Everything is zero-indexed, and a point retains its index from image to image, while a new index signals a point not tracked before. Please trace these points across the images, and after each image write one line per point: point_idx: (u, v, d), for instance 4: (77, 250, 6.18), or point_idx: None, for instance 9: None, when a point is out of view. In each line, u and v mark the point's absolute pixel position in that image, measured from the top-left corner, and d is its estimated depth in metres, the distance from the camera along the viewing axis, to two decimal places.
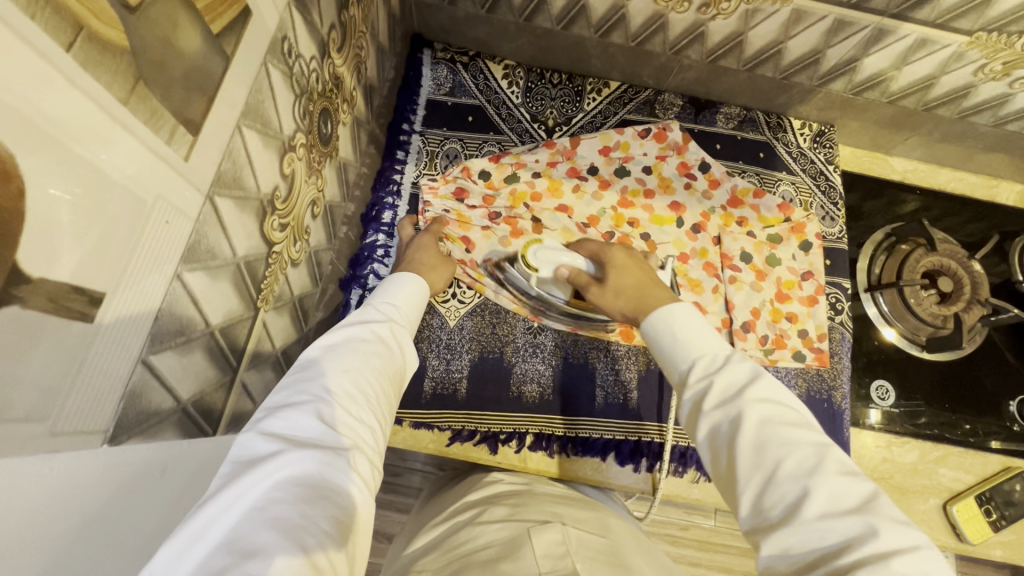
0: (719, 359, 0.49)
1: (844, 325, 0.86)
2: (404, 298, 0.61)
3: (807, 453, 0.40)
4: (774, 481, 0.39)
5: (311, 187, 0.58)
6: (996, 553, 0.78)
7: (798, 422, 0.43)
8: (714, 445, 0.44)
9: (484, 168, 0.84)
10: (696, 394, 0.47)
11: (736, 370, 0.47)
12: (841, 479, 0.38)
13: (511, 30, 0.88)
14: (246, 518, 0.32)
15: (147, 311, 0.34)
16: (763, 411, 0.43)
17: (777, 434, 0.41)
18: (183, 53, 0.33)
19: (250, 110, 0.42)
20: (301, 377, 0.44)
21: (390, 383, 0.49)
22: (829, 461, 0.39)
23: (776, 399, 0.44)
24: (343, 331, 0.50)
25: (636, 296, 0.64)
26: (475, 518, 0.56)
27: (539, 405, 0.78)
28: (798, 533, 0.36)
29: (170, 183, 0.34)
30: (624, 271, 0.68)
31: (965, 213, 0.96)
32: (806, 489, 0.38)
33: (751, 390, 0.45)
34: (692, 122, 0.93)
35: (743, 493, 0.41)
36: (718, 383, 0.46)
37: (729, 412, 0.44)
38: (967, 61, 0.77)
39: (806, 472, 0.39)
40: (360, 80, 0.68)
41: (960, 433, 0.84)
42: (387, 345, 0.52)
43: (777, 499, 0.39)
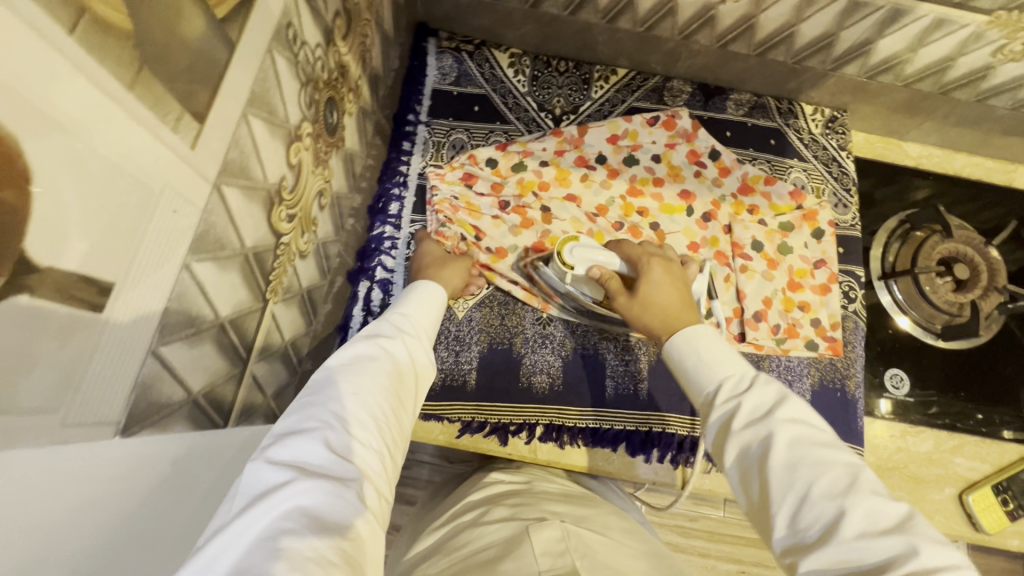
0: (746, 379, 0.48)
1: (857, 314, 0.85)
2: (418, 312, 0.61)
3: (839, 474, 0.39)
4: (808, 501, 0.39)
5: (318, 177, 0.58)
6: (1012, 543, 0.78)
7: (828, 443, 0.42)
8: (744, 466, 0.43)
9: (492, 156, 0.84)
10: (722, 416, 0.47)
11: (765, 390, 0.46)
12: (874, 499, 0.37)
13: (516, 17, 0.87)
14: (254, 548, 0.32)
15: (155, 309, 0.34)
16: (793, 431, 0.42)
17: (809, 454, 0.41)
18: (189, 39, 0.32)
19: (256, 98, 0.41)
20: (309, 401, 0.44)
21: (401, 402, 0.49)
22: (863, 482, 0.39)
23: (805, 420, 0.44)
24: (355, 350, 0.50)
25: (664, 316, 0.61)
26: (478, 518, 0.56)
27: (548, 395, 0.78)
28: (837, 553, 0.36)
29: (177, 171, 0.33)
30: (659, 287, 0.64)
31: (982, 199, 0.94)
32: (843, 508, 0.37)
33: (780, 411, 0.44)
34: (702, 110, 0.92)
35: (777, 514, 0.40)
36: (746, 403, 0.46)
37: (759, 431, 0.43)
38: (986, 41, 0.75)
39: (840, 491, 0.38)
40: (365, 69, 0.67)
41: (972, 423, 0.83)
42: (400, 363, 0.52)
43: (813, 519, 0.38)
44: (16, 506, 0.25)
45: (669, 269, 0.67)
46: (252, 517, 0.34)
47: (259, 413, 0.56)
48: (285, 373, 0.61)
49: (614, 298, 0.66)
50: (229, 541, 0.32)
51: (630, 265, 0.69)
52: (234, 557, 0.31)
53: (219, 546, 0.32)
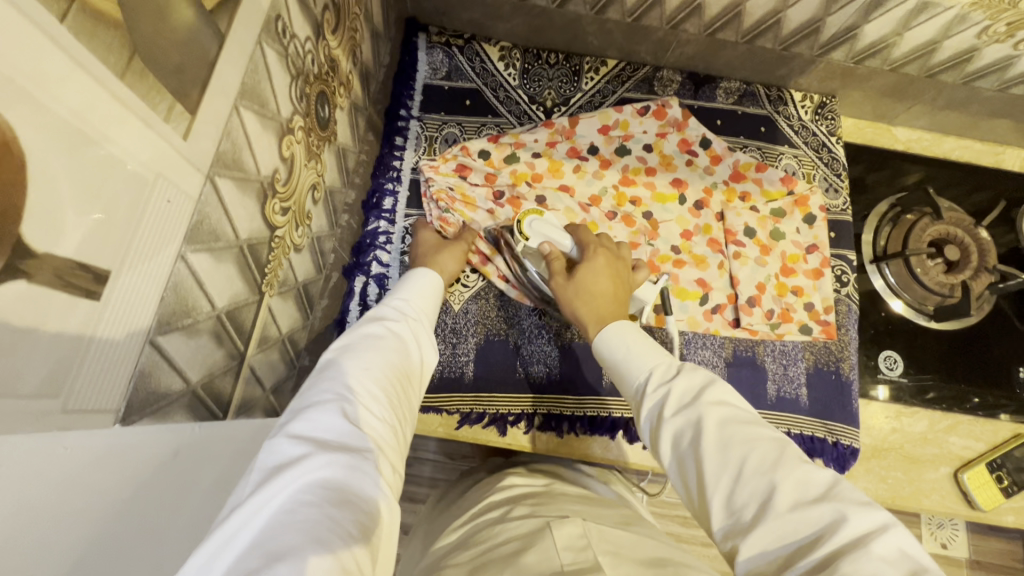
0: (673, 368, 0.50)
1: (851, 297, 0.85)
2: (417, 295, 0.62)
3: (767, 449, 0.40)
4: (741, 479, 0.40)
5: (311, 171, 0.58)
6: (1007, 519, 0.79)
7: (753, 421, 0.44)
8: (678, 454, 0.44)
9: (484, 147, 0.84)
10: (654, 404, 0.48)
11: (692, 377, 0.48)
12: (802, 469, 0.39)
13: (506, 11, 0.87)
14: (276, 520, 0.33)
15: (150, 301, 0.34)
16: (720, 413, 0.44)
17: (737, 433, 0.42)
18: (178, 29, 0.32)
19: (247, 90, 0.42)
20: (322, 379, 0.45)
21: (408, 381, 0.51)
22: (789, 456, 0.40)
23: (729, 402, 0.45)
24: (362, 332, 0.52)
25: (597, 303, 0.64)
26: (502, 516, 0.56)
27: (546, 385, 0.79)
28: (773, 530, 0.37)
29: (171, 161, 0.34)
30: (596, 274, 0.67)
31: (971, 181, 0.95)
32: (773, 482, 0.38)
33: (706, 395, 0.46)
34: (692, 99, 0.92)
35: (713, 498, 0.40)
36: (675, 390, 0.47)
37: (689, 416, 0.45)
38: (970, 23, 0.76)
39: (769, 466, 0.39)
40: (356, 64, 0.68)
41: (970, 407, 0.84)
42: (405, 345, 0.53)
43: (746, 499, 0.39)
44: (20, 491, 0.25)
45: (612, 261, 0.69)
46: (272, 491, 0.34)
47: (258, 406, 0.56)
48: (283, 367, 0.62)
49: (552, 276, 0.69)
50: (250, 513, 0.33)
51: (580, 248, 0.71)
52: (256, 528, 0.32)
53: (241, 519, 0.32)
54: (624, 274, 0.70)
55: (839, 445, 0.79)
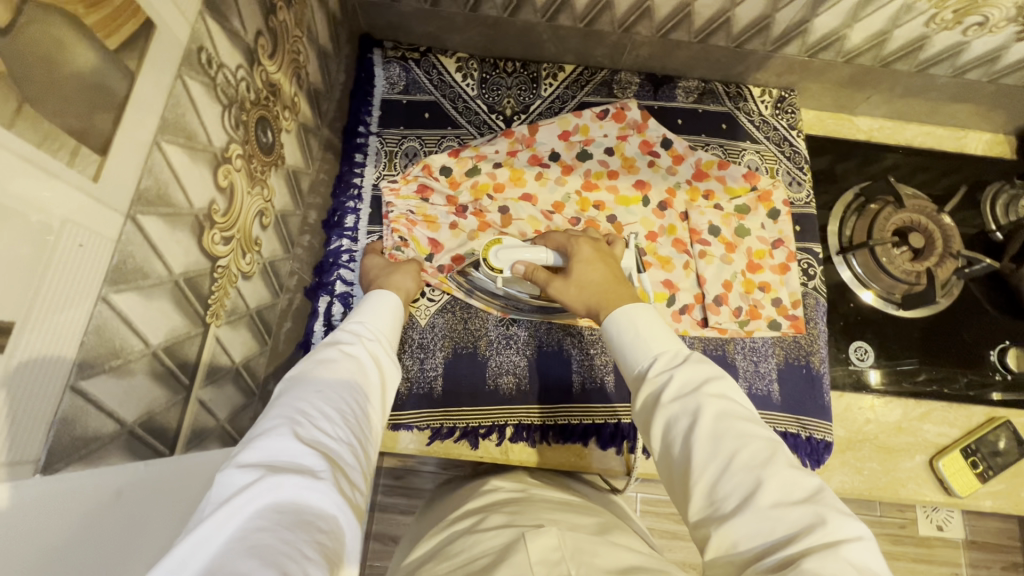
0: (680, 356, 0.49)
1: (818, 291, 0.86)
2: (375, 316, 0.62)
3: (760, 446, 0.40)
4: (728, 472, 0.40)
5: (256, 197, 0.58)
6: (985, 504, 0.79)
7: (750, 417, 0.44)
8: (668, 439, 0.44)
9: (444, 163, 0.84)
10: (653, 390, 0.47)
11: (697, 367, 0.47)
12: (791, 471, 0.39)
13: (458, 22, 0.87)
14: (226, 549, 0.32)
15: (65, 350, 0.34)
16: (720, 405, 0.43)
17: (733, 427, 0.42)
18: (75, 72, 0.32)
19: (170, 124, 0.41)
20: (275, 408, 0.44)
21: (367, 401, 0.50)
22: (781, 458, 0.40)
23: (729, 395, 0.45)
24: (316, 356, 0.51)
25: (599, 290, 0.62)
26: (472, 527, 0.56)
27: (516, 395, 0.78)
28: (750, 523, 0.37)
29: (81, 206, 0.33)
30: (588, 265, 0.66)
31: (936, 167, 0.96)
32: (759, 480, 0.38)
33: (708, 386, 0.45)
34: (651, 100, 0.92)
35: (697, 486, 0.41)
36: (677, 377, 0.46)
37: (687, 403, 0.44)
38: (917, 12, 0.76)
39: (758, 465, 0.39)
40: (302, 86, 0.67)
41: (960, 387, 0.84)
42: (363, 364, 0.53)
43: (728, 491, 0.39)
44: None
45: (597, 248, 0.70)
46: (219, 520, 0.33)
47: (213, 437, 0.56)
48: (240, 396, 0.61)
49: (549, 282, 0.68)
50: (197, 545, 0.32)
51: (561, 253, 0.71)
52: (205, 557, 0.31)
53: (186, 550, 0.31)
54: (612, 257, 0.70)
55: (812, 439, 0.79)
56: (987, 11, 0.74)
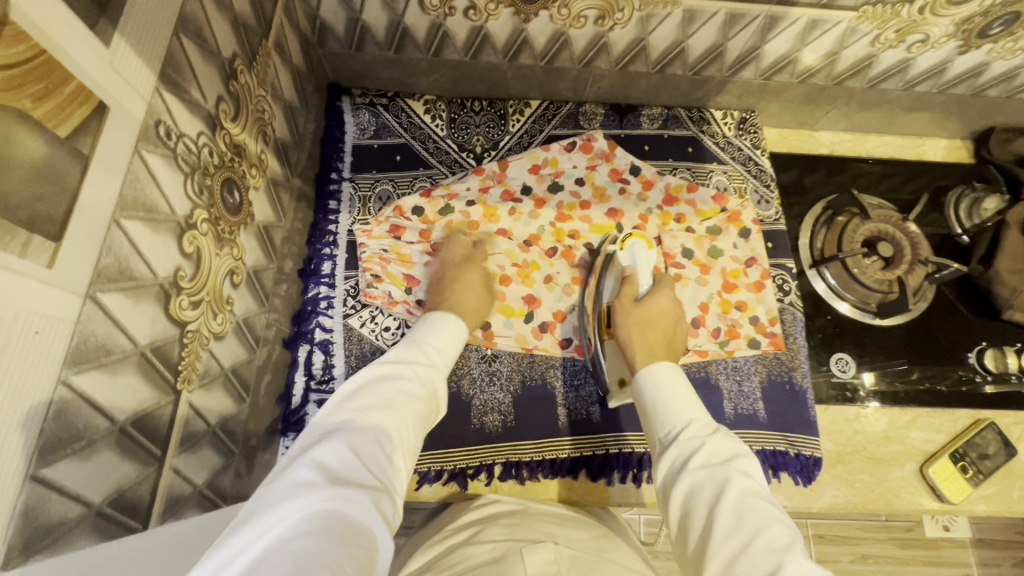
0: (710, 428, 0.54)
1: (794, 305, 0.87)
2: (444, 342, 0.65)
3: (779, 531, 0.45)
4: (748, 549, 0.44)
5: (225, 257, 0.58)
6: (979, 508, 0.78)
7: (771, 504, 0.48)
8: (691, 502, 0.49)
9: (416, 204, 0.83)
10: (684, 453, 0.52)
11: (723, 442, 0.52)
12: (806, 561, 0.42)
13: (422, 67, 0.89)
14: (273, 552, 0.34)
15: (20, 438, 0.33)
16: (743, 483, 0.48)
17: (756, 507, 0.46)
18: (23, 165, 0.33)
19: (129, 201, 0.42)
20: (332, 421, 0.48)
21: (414, 419, 0.52)
22: (800, 548, 0.44)
23: (753, 474, 0.50)
24: (389, 369, 0.55)
25: (649, 336, 0.70)
26: (469, 539, 0.54)
27: (503, 433, 0.77)
28: None
29: (36, 293, 0.34)
30: (662, 312, 0.73)
31: (899, 175, 0.98)
32: (778, 562, 0.42)
33: (735, 463, 0.50)
34: (617, 128, 0.94)
35: (717, 552, 0.44)
36: (708, 448, 0.52)
37: (714, 474, 0.49)
38: (862, 34, 0.79)
39: (778, 548, 0.43)
40: (268, 142, 0.69)
41: (952, 382, 0.85)
42: (425, 388, 0.57)
43: (746, 569, 0.42)
44: None
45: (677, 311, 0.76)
46: (273, 525, 0.36)
47: (190, 503, 0.55)
48: (218, 457, 0.60)
49: (620, 298, 0.75)
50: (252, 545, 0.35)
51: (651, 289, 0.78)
52: (255, 557, 0.34)
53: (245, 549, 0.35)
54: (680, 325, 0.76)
55: (801, 456, 0.79)
56: (927, 29, 0.77)
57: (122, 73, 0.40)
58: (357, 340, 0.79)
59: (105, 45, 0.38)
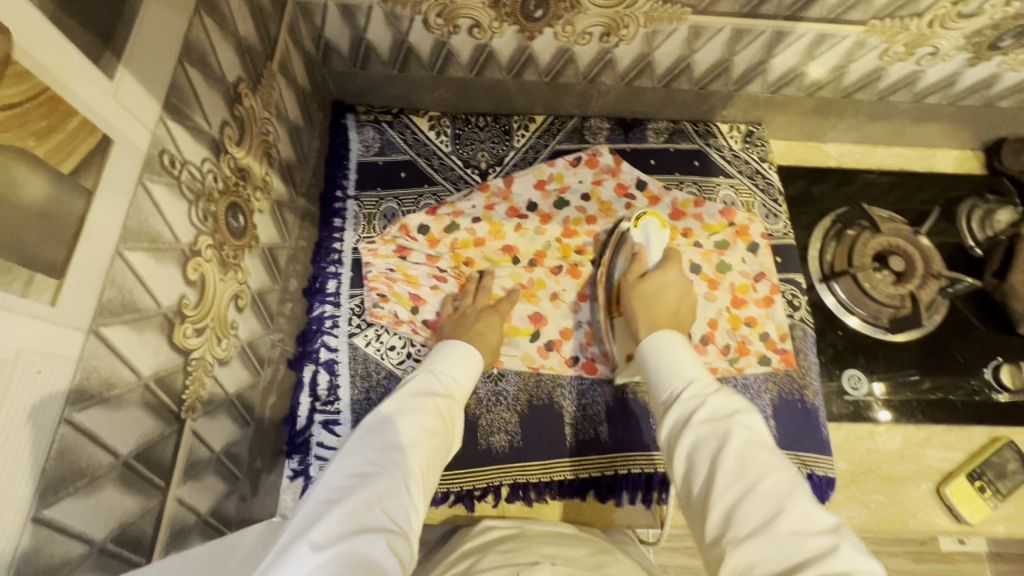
0: (711, 385, 0.52)
1: (805, 321, 0.85)
2: (464, 372, 0.64)
3: (783, 479, 0.44)
4: (751, 498, 0.43)
5: (230, 282, 0.58)
6: (999, 530, 0.76)
7: (776, 452, 0.47)
8: (693, 457, 0.48)
9: (422, 222, 0.84)
10: (685, 411, 0.51)
11: (727, 397, 0.51)
12: (811, 505, 0.42)
13: (427, 84, 0.89)
14: None
15: (20, 482, 0.33)
16: (747, 434, 0.47)
17: (759, 458, 0.45)
18: (27, 203, 0.32)
19: (133, 232, 0.41)
20: (347, 458, 0.48)
21: (429, 448, 0.52)
22: (807, 493, 0.43)
23: (757, 427, 0.48)
24: (411, 403, 0.56)
25: (653, 308, 0.67)
26: (468, 569, 0.52)
27: (510, 454, 0.76)
28: (771, 547, 0.40)
29: (38, 332, 0.33)
30: (669, 287, 0.71)
31: (909, 187, 0.97)
32: (781, 510, 0.42)
33: (739, 417, 0.48)
34: (624, 142, 0.93)
35: (719, 504, 0.44)
36: (709, 404, 0.50)
37: (716, 429, 0.48)
38: (870, 47, 0.78)
39: (782, 495, 0.43)
40: (273, 164, 0.68)
41: (965, 393, 0.84)
42: (446, 422, 0.57)
43: (748, 516, 0.42)
44: None
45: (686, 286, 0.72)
46: None
47: (194, 532, 0.54)
48: (223, 483, 0.60)
49: (627, 275, 0.74)
50: None
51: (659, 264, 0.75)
52: None
53: None
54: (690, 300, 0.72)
55: (814, 476, 0.77)
56: (937, 42, 0.76)
57: (127, 105, 0.40)
58: (362, 360, 0.78)
59: (109, 79, 0.38)
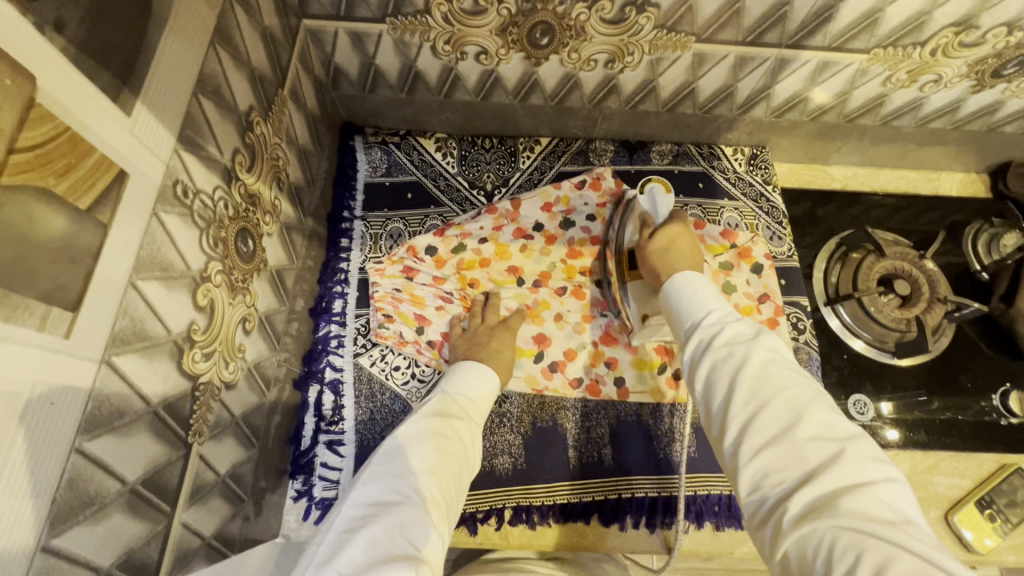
0: (727, 314, 0.55)
1: (809, 344, 0.85)
2: (478, 392, 0.65)
3: (801, 390, 0.47)
4: (770, 409, 0.46)
5: (239, 305, 0.59)
6: (1008, 559, 0.75)
7: (794, 368, 0.50)
8: (713, 375, 0.51)
9: (429, 243, 0.85)
10: (705, 336, 0.54)
11: (745, 323, 0.53)
12: (829, 416, 0.45)
13: (434, 107, 0.90)
14: None
15: (29, 513, 0.33)
16: (768, 354, 0.50)
17: (777, 373, 0.48)
18: (46, 240, 0.33)
19: (146, 262, 0.42)
20: (365, 492, 0.49)
21: (447, 472, 0.53)
22: (823, 405, 0.46)
23: (778, 347, 0.51)
24: (423, 427, 0.56)
25: (672, 258, 0.69)
26: None
27: (513, 476, 0.76)
28: (789, 454, 0.43)
29: (52, 366, 0.34)
30: (677, 241, 0.71)
31: (913, 210, 0.97)
32: (799, 418, 0.45)
33: (758, 340, 0.51)
34: (627, 164, 0.94)
35: (737, 417, 0.47)
36: (727, 330, 0.53)
37: (735, 350, 0.51)
38: (873, 74, 0.79)
39: (799, 405, 0.46)
40: (282, 188, 0.70)
41: (972, 414, 0.84)
42: (462, 444, 0.57)
43: (766, 426, 0.45)
44: None
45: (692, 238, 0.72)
46: None
47: (198, 556, 0.54)
48: (227, 505, 0.60)
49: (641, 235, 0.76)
50: None
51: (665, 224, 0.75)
52: None
53: None
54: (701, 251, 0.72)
55: None
56: (940, 70, 0.77)
57: (143, 139, 0.41)
58: (367, 381, 0.78)
59: (127, 115, 0.39)
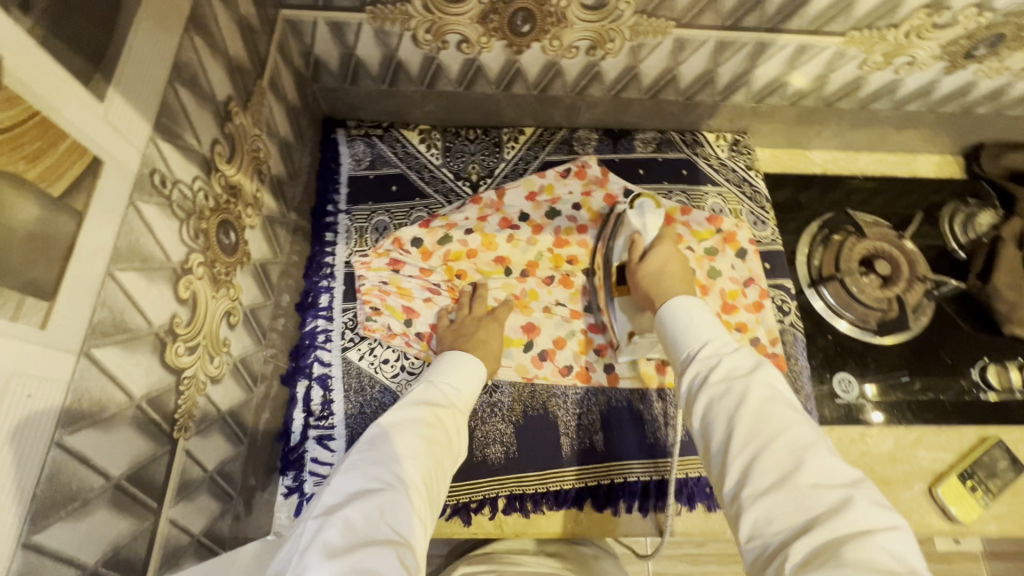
0: (726, 346, 0.55)
1: (795, 326, 0.86)
2: (464, 381, 0.65)
3: (801, 432, 0.45)
4: (769, 451, 0.45)
5: (222, 299, 0.58)
6: (991, 529, 0.76)
7: (794, 408, 0.48)
8: (711, 413, 0.49)
9: (416, 235, 0.84)
10: (702, 369, 0.53)
11: (742, 356, 0.52)
12: (830, 461, 0.43)
13: (417, 98, 0.89)
14: None
15: (9, 507, 0.32)
16: (766, 392, 0.49)
17: (777, 413, 0.47)
18: (17, 226, 0.32)
19: (124, 252, 0.41)
20: (351, 472, 0.48)
21: (432, 461, 0.53)
22: (824, 447, 0.45)
23: (776, 383, 0.50)
24: (411, 414, 0.56)
25: (663, 281, 0.70)
26: None
27: (506, 465, 0.76)
28: (790, 501, 0.41)
29: (28, 355, 0.33)
30: (667, 261, 0.73)
31: (892, 192, 0.99)
32: (799, 462, 0.43)
33: (755, 375, 0.50)
34: (612, 153, 0.94)
35: (736, 460, 0.46)
36: (725, 364, 0.52)
37: (732, 387, 0.50)
38: (849, 57, 0.80)
39: (799, 448, 0.44)
40: (264, 180, 0.69)
41: (954, 392, 0.85)
42: (448, 433, 0.57)
43: (765, 469, 0.44)
44: None
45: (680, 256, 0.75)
46: None
47: (187, 553, 0.53)
48: (215, 502, 0.59)
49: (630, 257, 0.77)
50: None
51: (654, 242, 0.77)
52: None
53: None
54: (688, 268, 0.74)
55: None
56: (914, 52, 0.78)
57: (117, 126, 0.40)
58: (356, 375, 0.78)
59: (99, 101, 0.39)
